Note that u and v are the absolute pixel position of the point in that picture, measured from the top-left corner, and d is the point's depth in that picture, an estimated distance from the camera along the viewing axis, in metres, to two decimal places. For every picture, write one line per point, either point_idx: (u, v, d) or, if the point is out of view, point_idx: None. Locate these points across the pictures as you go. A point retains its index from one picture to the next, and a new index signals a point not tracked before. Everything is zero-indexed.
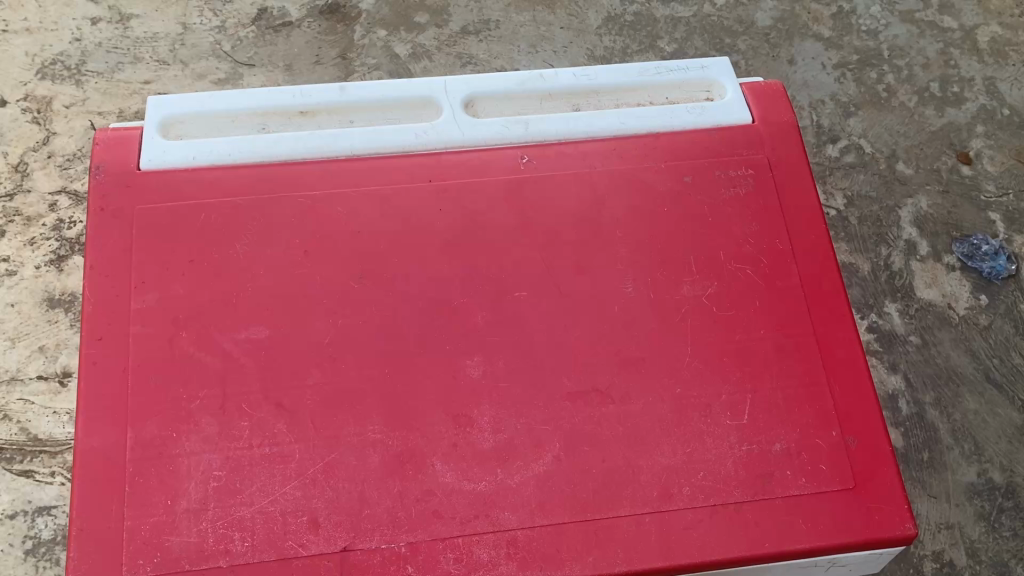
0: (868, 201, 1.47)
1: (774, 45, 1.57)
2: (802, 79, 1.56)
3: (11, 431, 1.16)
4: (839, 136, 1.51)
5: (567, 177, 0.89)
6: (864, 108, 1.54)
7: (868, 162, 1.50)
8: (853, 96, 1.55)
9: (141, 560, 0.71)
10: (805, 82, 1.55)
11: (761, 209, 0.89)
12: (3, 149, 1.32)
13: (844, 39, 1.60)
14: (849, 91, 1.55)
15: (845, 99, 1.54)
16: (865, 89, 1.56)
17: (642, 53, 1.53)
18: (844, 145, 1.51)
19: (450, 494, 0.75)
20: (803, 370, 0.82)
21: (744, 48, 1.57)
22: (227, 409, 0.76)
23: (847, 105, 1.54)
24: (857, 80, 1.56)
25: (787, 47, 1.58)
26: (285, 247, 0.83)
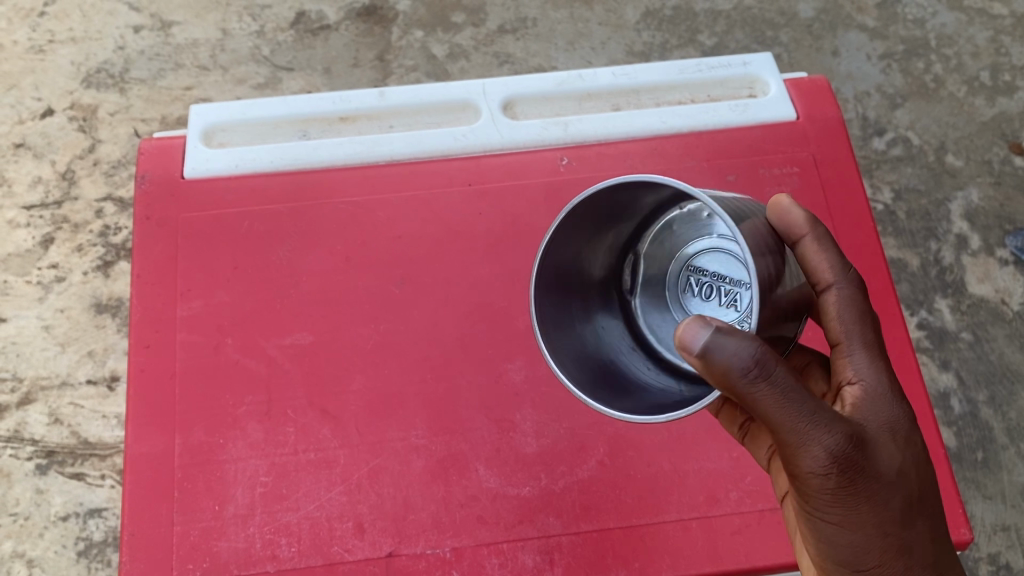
0: (916, 194, 1.39)
1: (817, 37, 1.51)
2: (846, 70, 1.49)
3: (63, 434, 1.15)
4: (886, 128, 1.44)
5: (607, 178, 0.88)
6: (911, 100, 1.46)
7: (915, 154, 1.42)
8: (899, 88, 1.47)
9: (191, 564, 0.72)
10: (850, 74, 1.48)
11: (808, 207, 0.87)
12: (52, 157, 1.34)
13: (890, 29, 1.52)
14: (896, 82, 1.48)
15: (890, 90, 1.47)
16: (912, 80, 1.48)
17: (682, 48, 1.50)
18: (890, 138, 1.43)
19: (494, 499, 0.74)
20: None
21: (787, 41, 1.50)
22: (272, 414, 0.77)
23: (894, 97, 1.46)
24: (903, 71, 1.49)
25: (830, 39, 1.51)
26: (328, 253, 0.83)
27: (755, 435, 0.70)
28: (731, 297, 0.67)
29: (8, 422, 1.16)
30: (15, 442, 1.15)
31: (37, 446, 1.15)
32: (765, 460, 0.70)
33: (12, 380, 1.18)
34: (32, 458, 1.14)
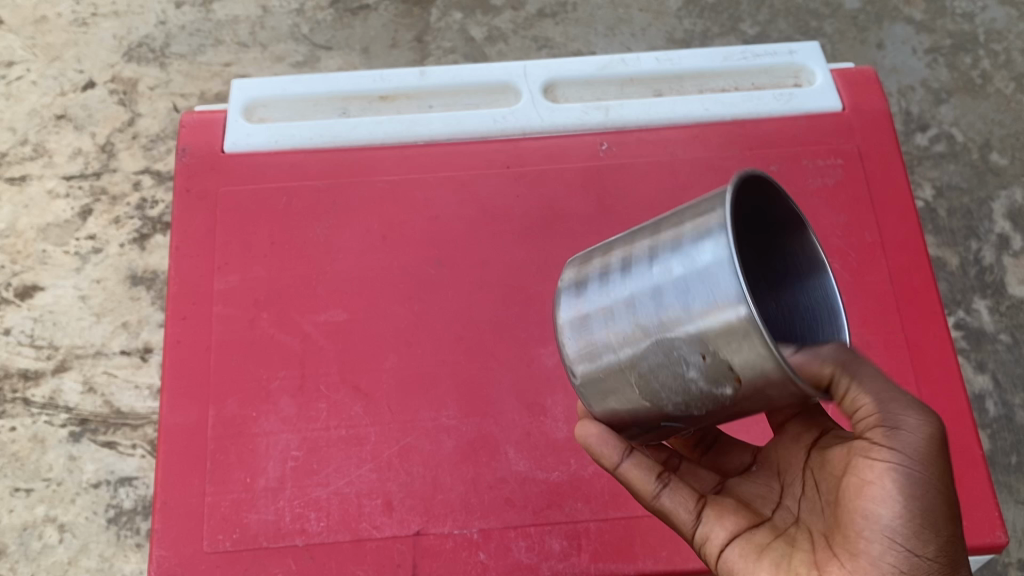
0: (958, 192, 1.36)
1: (862, 29, 1.48)
2: (891, 64, 1.46)
3: (96, 403, 1.17)
4: (929, 123, 1.41)
5: (646, 165, 0.87)
6: (956, 95, 1.43)
7: (958, 151, 1.39)
8: (945, 83, 1.44)
9: (221, 535, 0.73)
10: (894, 67, 1.46)
11: (850, 200, 0.85)
12: (91, 129, 1.35)
13: (937, 22, 1.49)
14: (941, 77, 1.45)
15: (936, 85, 1.44)
16: (959, 75, 1.45)
17: (724, 36, 1.47)
18: (934, 134, 1.40)
19: (523, 483, 0.74)
20: (892, 369, 0.78)
21: (831, 32, 1.48)
22: (305, 389, 0.77)
23: (939, 92, 1.43)
24: (950, 65, 1.46)
25: (875, 31, 1.48)
26: (365, 231, 0.83)
27: (676, 487, 0.64)
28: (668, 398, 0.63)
29: (43, 389, 1.17)
30: (49, 410, 1.16)
31: (71, 413, 1.16)
32: (686, 519, 0.64)
33: (49, 348, 1.19)
34: (66, 425, 1.16)
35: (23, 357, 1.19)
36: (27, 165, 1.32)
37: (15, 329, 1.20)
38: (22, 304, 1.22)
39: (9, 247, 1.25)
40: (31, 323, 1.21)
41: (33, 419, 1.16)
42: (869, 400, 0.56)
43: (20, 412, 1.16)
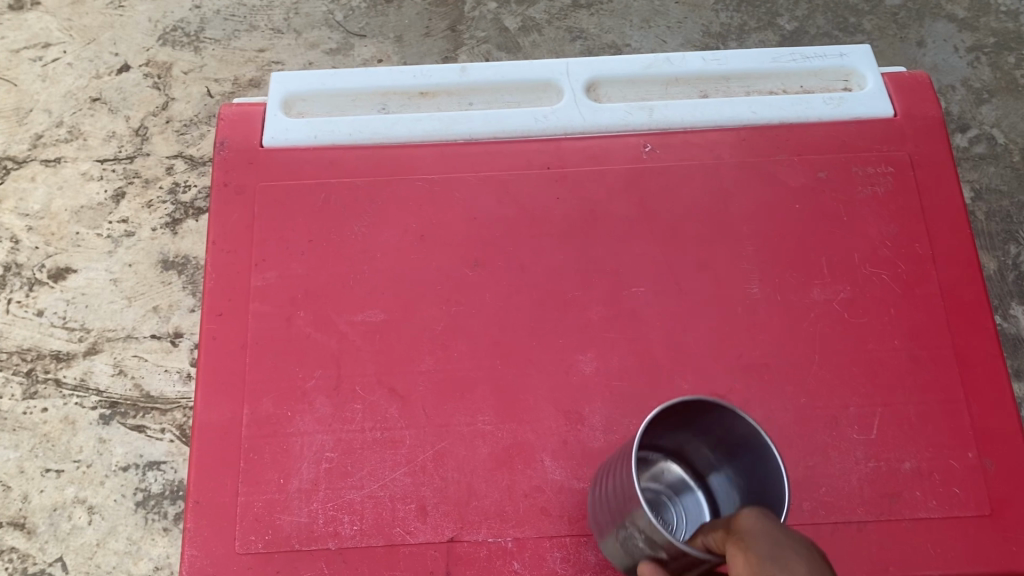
0: (998, 194, 1.34)
1: (901, 26, 1.48)
2: (932, 62, 1.45)
3: (126, 386, 1.20)
4: (970, 123, 1.40)
5: (690, 169, 0.85)
6: (998, 95, 1.43)
7: (999, 152, 1.38)
8: (987, 82, 1.44)
9: (254, 536, 0.72)
10: (935, 65, 1.45)
11: (900, 210, 0.83)
12: (126, 113, 1.38)
13: (980, 20, 1.49)
14: (982, 76, 1.44)
15: (977, 84, 1.43)
16: (1001, 75, 1.44)
17: (761, 31, 1.47)
18: (974, 134, 1.40)
19: (559, 492, 0.74)
20: (940, 387, 0.77)
21: (870, 28, 1.48)
22: (341, 389, 0.77)
23: (980, 91, 1.42)
24: (992, 65, 1.45)
25: (916, 28, 1.48)
26: (404, 231, 0.82)
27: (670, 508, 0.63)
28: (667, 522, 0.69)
29: (76, 370, 1.21)
30: (80, 392, 1.20)
31: (101, 396, 1.20)
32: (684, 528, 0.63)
33: (81, 329, 1.23)
34: (96, 408, 1.19)
35: (56, 338, 1.23)
36: (62, 147, 1.36)
37: (49, 309, 1.25)
38: (56, 285, 1.26)
39: (45, 229, 1.30)
40: (63, 304, 1.25)
41: (65, 400, 1.20)
42: (746, 554, 0.46)
43: (52, 393, 1.20)
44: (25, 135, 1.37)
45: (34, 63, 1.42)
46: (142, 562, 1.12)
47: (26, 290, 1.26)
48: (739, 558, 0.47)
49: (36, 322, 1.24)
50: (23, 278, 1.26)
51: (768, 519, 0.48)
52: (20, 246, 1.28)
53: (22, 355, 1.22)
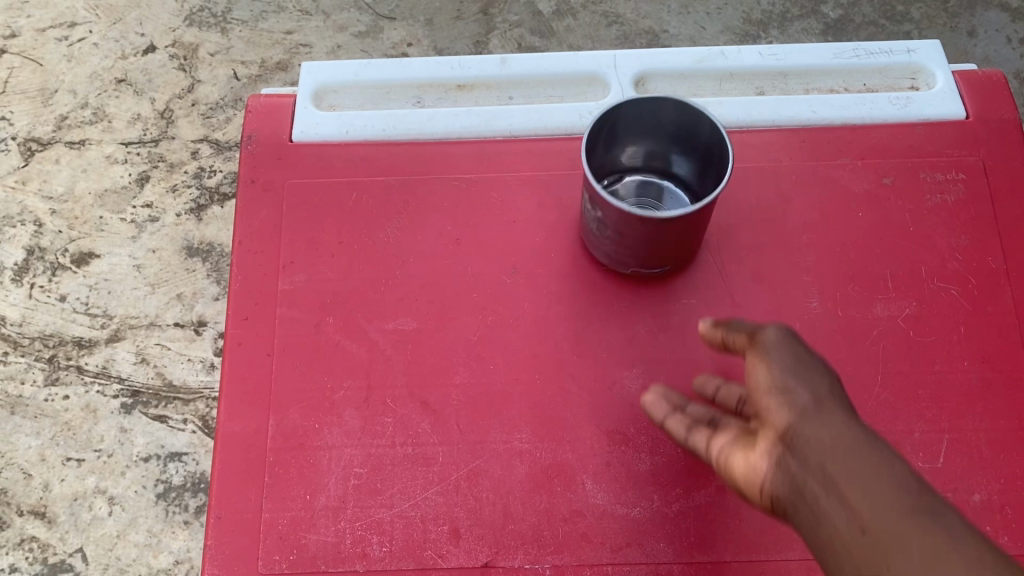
0: None
1: (953, 14, 1.44)
2: (983, 53, 1.42)
3: (149, 375, 1.17)
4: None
5: (746, 171, 0.79)
6: None
7: None
8: None
9: (277, 555, 0.68)
10: (987, 56, 1.41)
11: (972, 220, 0.77)
12: (151, 94, 1.35)
13: None
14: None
15: None
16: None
17: (802, 18, 1.43)
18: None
19: (601, 518, 0.69)
20: (1014, 412, 0.71)
21: (919, 16, 1.44)
22: (371, 402, 0.72)
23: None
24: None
25: (967, 17, 1.44)
26: (439, 234, 0.78)
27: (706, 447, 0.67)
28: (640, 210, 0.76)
29: (97, 358, 1.18)
30: (102, 380, 1.17)
31: (123, 383, 1.17)
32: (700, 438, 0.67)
33: (102, 316, 1.20)
34: (118, 395, 1.16)
35: (78, 324, 1.20)
36: (87, 129, 1.33)
37: (71, 295, 1.22)
38: (78, 270, 1.23)
39: (68, 212, 1.27)
40: (86, 290, 1.22)
41: (86, 388, 1.17)
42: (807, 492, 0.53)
43: (75, 380, 1.17)
44: (51, 116, 1.34)
45: (60, 43, 1.40)
46: (162, 556, 1.09)
47: (48, 274, 1.23)
48: (780, 399, 0.57)
49: (58, 308, 1.21)
50: (47, 262, 1.24)
51: (791, 340, 0.62)
52: (44, 230, 1.26)
53: (44, 341, 1.19)
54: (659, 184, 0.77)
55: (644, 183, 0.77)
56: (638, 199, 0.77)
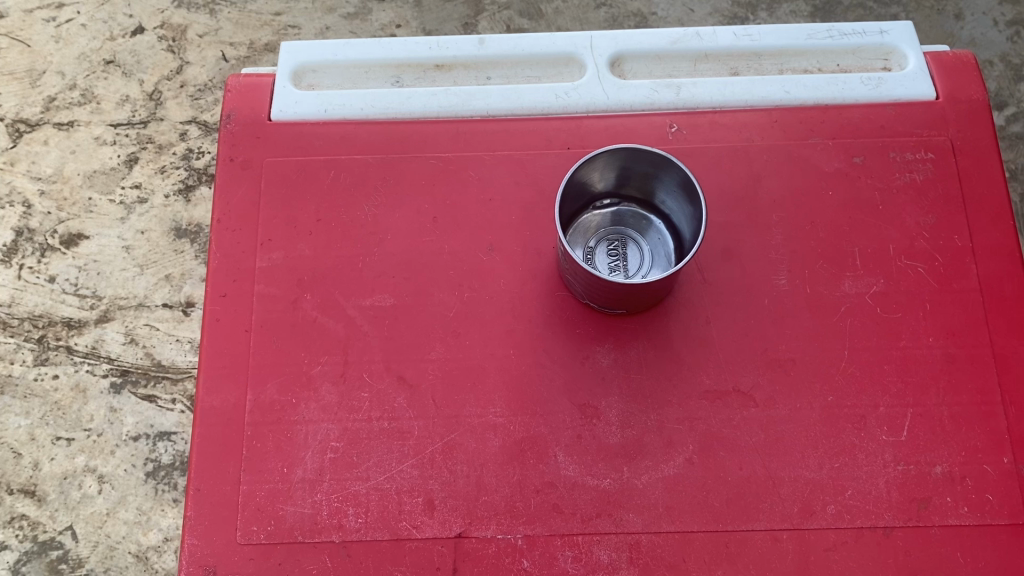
0: None
1: None
2: (969, 35, 1.55)
3: (139, 355, 1.37)
4: (1007, 102, 1.51)
5: (720, 150, 0.80)
6: None
7: None
8: None
9: (255, 526, 0.70)
10: (973, 40, 1.55)
11: (940, 198, 0.79)
12: (140, 76, 1.52)
13: None
14: (1021, 51, 1.54)
15: (1016, 60, 1.54)
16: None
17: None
18: (1013, 113, 1.51)
19: (572, 489, 0.70)
20: (975, 386, 0.73)
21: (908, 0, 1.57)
22: (348, 376, 0.74)
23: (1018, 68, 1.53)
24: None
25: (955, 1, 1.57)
26: (415, 212, 0.79)
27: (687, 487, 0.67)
28: (617, 255, 0.76)
29: (87, 338, 1.38)
30: (91, 359, 1.37)
31: (112, 364, 1.37)
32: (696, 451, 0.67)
33: (93, 297, 1.40)
34: (107, 376, 1.36)
35: (68, 305, 1.40)
36: (75, 110, 1.50)
37: (60, 276, 1.41)
38: (68, 252, 1.43)
39: (58, 194, 1.45)
40: (75, 272, 1.41)
41: (76, 367, 1.37)
42: None
43: (64, 359, 1.37)
44: (39, 97, 1.51)
45: (47, 23, 1.56)
46: (152, 532, 1.30)
47: (38, 255, 1.42)
48: None
49: (49, 288, 1.41)
50: (37, 243, 1.43)
51: None
52: (33, 211, 1.45)
53: (34, 322, 1.39)
54: (652, 223, 0.76)
55: (638, 216, 0.77)
56: (628, 227, 0.77)
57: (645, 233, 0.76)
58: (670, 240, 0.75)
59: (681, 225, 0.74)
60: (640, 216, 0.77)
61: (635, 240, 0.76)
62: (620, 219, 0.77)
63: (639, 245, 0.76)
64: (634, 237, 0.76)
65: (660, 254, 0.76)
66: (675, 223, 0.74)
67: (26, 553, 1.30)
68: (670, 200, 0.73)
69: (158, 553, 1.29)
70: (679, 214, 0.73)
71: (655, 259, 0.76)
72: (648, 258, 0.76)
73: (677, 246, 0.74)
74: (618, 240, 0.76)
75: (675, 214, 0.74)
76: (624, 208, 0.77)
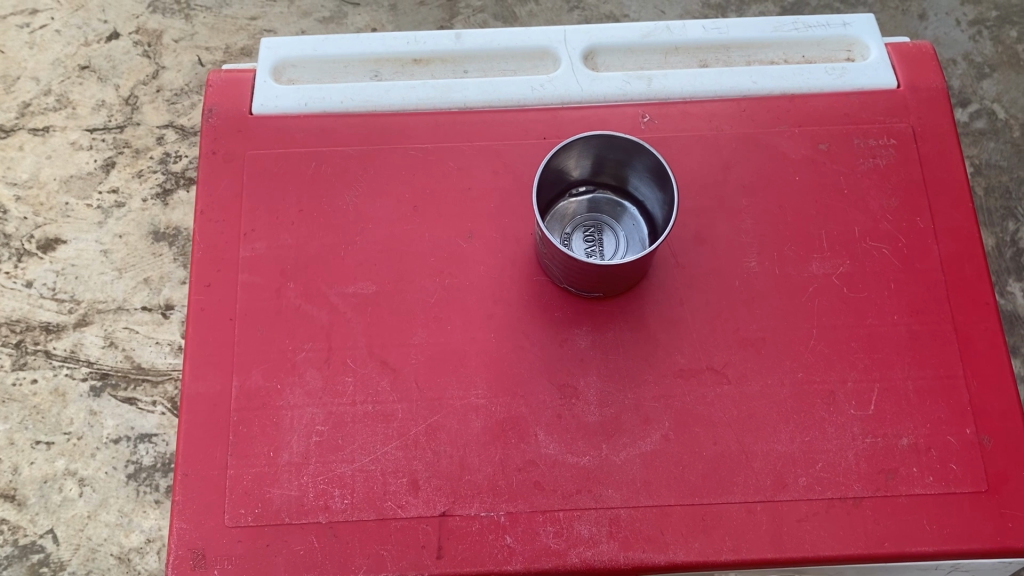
0: (996, 170, 1.51)
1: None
2: (933, 35, 1.60)
3: (118, 358, 1.37)
4: (970, 99, 1.56)
5: (691, 139, 0.83)
6: (999, 70, 1.58)
7: (999, 127, 1.54)
8: (988, 57, 1.59)
9: (243, 509, 0.72)
10: (936, 39, 1.60)
11: (902, 182, 0.82)
12: (115, 81, 1.52)
13: None
14: (983, 50, 1.59)
15: (978, 59, 1.59)
16: (1002, 49, 1.59)
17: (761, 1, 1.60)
18: (976, 109, 1.55)
19: (553, 466, 0.72)
20: (938, 361, 0.76)
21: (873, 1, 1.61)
22: (332, 361, 0.75)
23: (981, 66, 1.57)
24: (994, 39, 1.60)
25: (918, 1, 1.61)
26: (396, 202, 0.81)
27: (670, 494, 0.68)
28: (594, 240, 0.78)
29: (66, 342, 1.39)
30: (70, 363, 1.37)
31: (91, 367, 1.37)
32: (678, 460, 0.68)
33: (71, 302, 1.40)
34: (86, 379, 1.37)
35: (46, 310, 1.40)
36: (50, 116, 1.51)
37: (37, 281, 1.42)
38: (45, 257, 1.43)
39: (34, 199, 1.46)
40: (53, 276, 1.42)
41: (54, 371, 1.37)
42: None
43: (43, 363, 1.38)
44: (13, 103, 1.52)
45: (21, 29, 1.57)
46: (134, 534, 1.30)
47: (14, 261, 1.42)
48: None
49: (26, 293, 1.41)
50: (13, 249, 1.43)
51: None
52: (9, 216, 1.45)
53: (12, 326, 1.39)
54: (627, 209, 0.78)
55: (613, 203, 0.79)
56: (603, 214, 0.79)
57: (621, 218, 0.78)
58: (644, 225, 0.78)
59: (655, 210, 0.76)
60: (614, 203, 0.79)
61: (610, 226, 0.79)
62: (596, 206, 0.79)
63: (614, 231, 0.78)
64: (609, 223, 0.79)
65: (635, 239, 0.78)
66: (649, 209, 0.77)
67: (6, 558, 1.30)
68: (645, 186, 0.75)
69: (140, 555, 1.29)
70: (652, 200, 0.75)
71: (630, 244, 0.78)
72: (623, 243, 0.78)
73: (652, 230, 0.76)
74: (594, 226, 0.78)
75: (649, 200, 0.76)
76: (600, 195, 0.79)
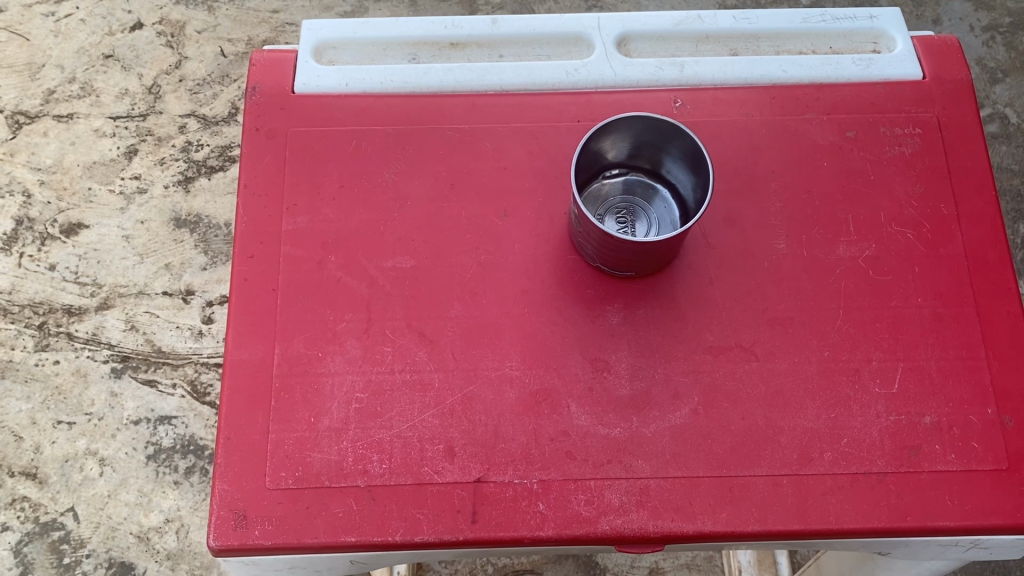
0: (1009, 172, 1.53)
1: (918, 4, 1.64)
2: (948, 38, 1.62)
3: (140, 341, 1.40)
4: (984, 103, 1.58)
5: (721, 124, 0.85)
6: (1012, 75, 1.60)
7: (1012, 131, 1.56)
8: (1001, 62, 1.61)
9: (283, 472, 0.74)
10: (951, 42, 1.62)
11: (927, 170, 0.84)
12: (139, 70, 1.55)
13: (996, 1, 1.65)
14: (996, 55, 1.62)
15: (992, 64, 1.61)
16: (1015, 54, 1.62)
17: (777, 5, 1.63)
18: (988, 114, 1.58)
19: (584, 437, 0.74)
20: (960, 342, 0.78)
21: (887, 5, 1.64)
22: (371, 332, 0.77)
23: (994, 71, 1.60)
24: (1007, 45, 1.62)
25: (932, 7, 1.64)
26: (432, 180, 0.83)
27: None
28: (626, 220, 0.80)
29: (88, 325, 1.41)
30: (92, 345, 1.40)
31: (112, 350, 1.39)
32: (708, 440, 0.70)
33: (93, 285, 1.43)
34: (108, 361, 1.39)
35: (68, 293, 1.42)
36: (75, 103, 1.53)
37: (60, 264, 1.44)
38: (68, 240, 1.45)
39: (58, 184, 1.48)
40: (75, 260, 1.44)
41: (76, 353, 1.40)
42: None
43: (65, 345, 1.40)
44: (38, 90, 1.54)
45: (46, 18, 1.59)
46: (154, 513, 1.32)
47: (38, 244, 1.45)
48: None
49: (49, 276, 1.43)
50: (37, 232, 1.46)
51: None
52: (33, 201, 1.47)
53: (35, 308, 1.42)
54: (659, 192, 0.81)
55: (646, 187, 0.81)
56: (636, 197, 0.81)
57: (653, 202, 0.81)
58: (675, 209, 0.80)
59: (688, 193, 0.78)
60: (647, 186, 0.81)
61: (643, 209, 0.81)
62: (629, 189, 0.81)
63: (646, 214, 0.80)
64: (642, 206, 0.81)
65: (667, 222, 0.80)
66: (681, 192, 0.79)
67: (28, 534, 1.32)
68: (678, 170, 0.77)
69: (160, 534, 1.32)
70: (685, 184, 0.78)
71: (662, 226, 0.80)
72: (655, 226, 0.80)
73: (684, 212, 0.79)
74: (628, 208, 0.80)
75: (682, 183, 0.78)
76: (633, 177, 0.81)
